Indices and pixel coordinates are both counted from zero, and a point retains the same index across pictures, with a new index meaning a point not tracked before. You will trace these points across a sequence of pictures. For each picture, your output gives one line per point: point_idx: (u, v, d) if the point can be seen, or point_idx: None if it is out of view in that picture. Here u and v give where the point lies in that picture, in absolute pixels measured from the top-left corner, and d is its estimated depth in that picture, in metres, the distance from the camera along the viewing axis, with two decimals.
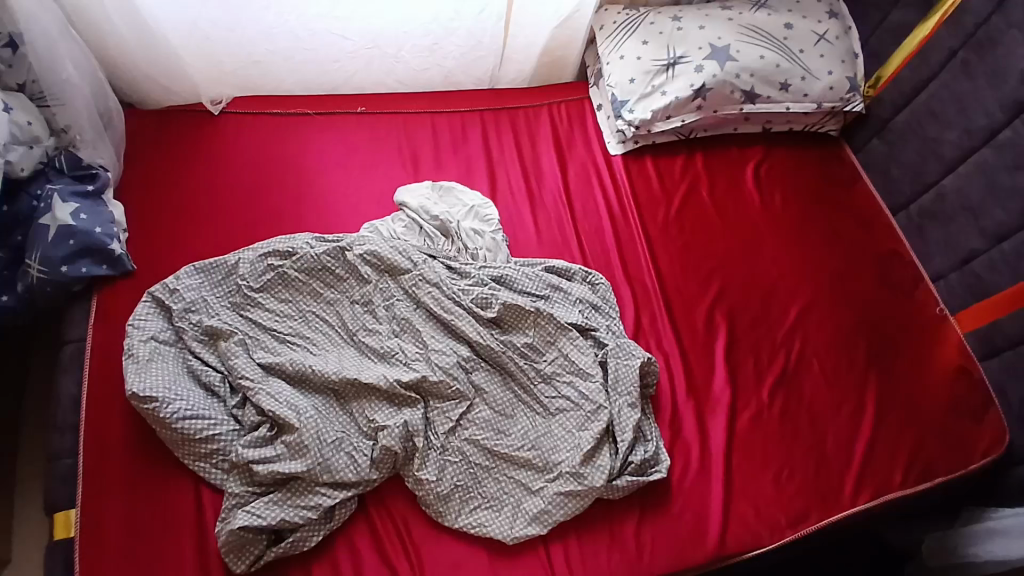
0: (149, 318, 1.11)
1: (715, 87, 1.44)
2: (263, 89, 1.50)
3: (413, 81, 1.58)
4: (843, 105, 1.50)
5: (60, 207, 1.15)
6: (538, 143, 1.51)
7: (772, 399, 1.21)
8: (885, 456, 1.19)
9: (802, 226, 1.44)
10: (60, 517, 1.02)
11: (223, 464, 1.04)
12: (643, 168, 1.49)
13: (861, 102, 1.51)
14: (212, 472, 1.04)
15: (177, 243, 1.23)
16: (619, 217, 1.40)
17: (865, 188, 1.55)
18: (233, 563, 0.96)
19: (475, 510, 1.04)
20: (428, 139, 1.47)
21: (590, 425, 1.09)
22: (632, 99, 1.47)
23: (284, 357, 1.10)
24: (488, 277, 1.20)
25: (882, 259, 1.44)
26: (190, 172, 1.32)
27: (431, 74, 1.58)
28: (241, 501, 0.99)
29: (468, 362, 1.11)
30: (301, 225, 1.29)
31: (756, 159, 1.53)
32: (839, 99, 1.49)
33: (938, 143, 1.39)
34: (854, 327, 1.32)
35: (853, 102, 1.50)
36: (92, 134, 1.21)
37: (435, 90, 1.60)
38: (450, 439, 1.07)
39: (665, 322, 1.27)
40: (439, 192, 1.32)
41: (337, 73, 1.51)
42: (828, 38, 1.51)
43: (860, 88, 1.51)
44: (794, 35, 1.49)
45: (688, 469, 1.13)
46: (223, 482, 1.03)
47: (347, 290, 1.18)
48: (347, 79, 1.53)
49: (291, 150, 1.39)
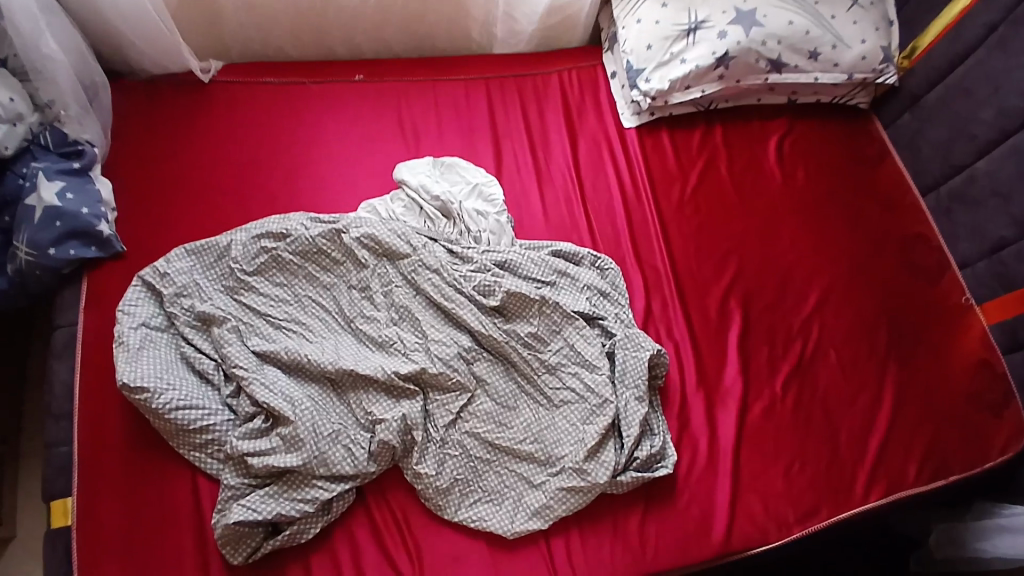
0: (141, 303, 1.08)
1: (738, 56, 1.34)
2: (264, 42, 1.44)
3: (414, 34, 1.50)
4: (875, 77, 1.40)
5: (45, 187, 1.10)
6: (547, 115, 1.42)
7: (785, 393, 1.17)
8: (899, 452, 1.15)
9: (824, 207, 1.36)
10: (59, 506, 1.01)
11: (219, 453, 1.02)
12: (658, 143, 1.40)
13: (894, 74, 1.40)
14: (209, 462, 1.02)
15: (169, 224, 1.19)
16: (631, 196, 1.33)
17: (892, 165, 1.45)
18: (230, 556, 0.95)
19: (475, 504, 1.02)
20: (430, 111, 1.39)
21: (596, 419, 1.05)
22: (649, 68, 1.37)
23: (278, 346, 1.06)
24: (492, 262, 1.14)
25: (908, 242, 1.36)
26: (183, 145, 1.26)
27: (428, 23, 1.49)
28: (237, 493, 0.98)
29: (469, 352, 1.07)
30: (296, 203, 1.24)
31: (779, 133, 1.44)
32: (871, 69, 1.39)
33: (972, 121, 1.30)
34: (875, 317, 1.26)
35: (886, 74, 1.40)
36: (78, 109, 1.15)
37: (438, 48, 1.53)
38: (449, 432, 1.04)
39: (678, 309, 1.21)
40: (441, 168, 1.25)
41: (337, 17, 1.43)
42: (863, 2, 1.40)
43: (894, 58, 1.40)
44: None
45: (695, 462, 1.10)
46: (219, 471, 1.01)
47: (344, 275, 1.14)
48: (347, 26, 1.45)
49: (286, 122, 1.32)
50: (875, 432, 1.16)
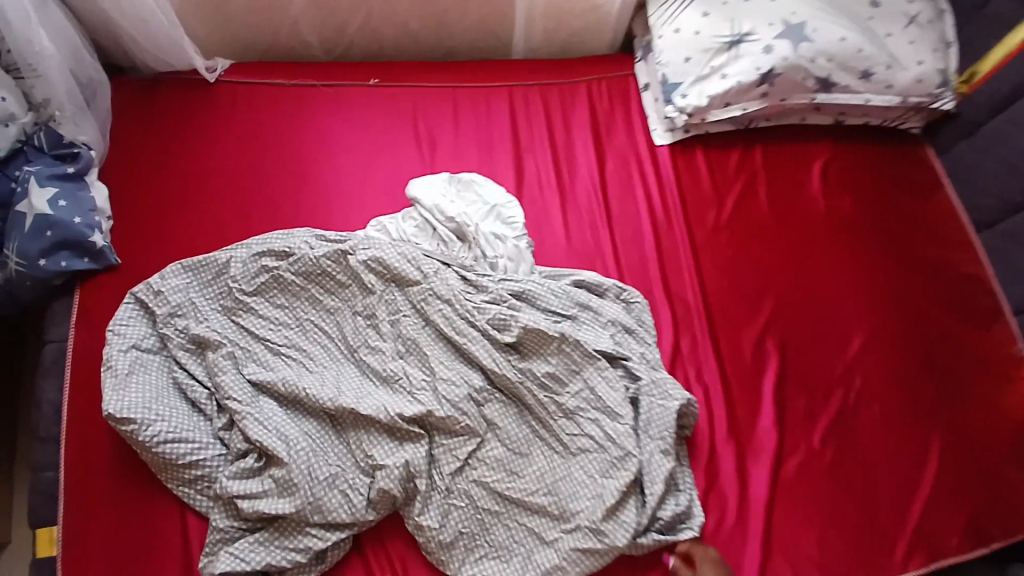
0: (132, 322, 1.00)
1: (784, 72, 1.24)
2: (278, 32, 1.36)
3: (436, 26, 1.41)
4: (931, 101, 1.29)
5: (36, 193, 1.03)
6: (573, 128, 1.33)
7: (823, 446, 1.07)
8: (943, 516, 1.05)
9: (870, 240, 1.26)
10: (43, 535, 0.93)
11: (208, 491, 0.94)
12: (691, 163, 1.30)
13: (951, 100, 1.29)
14: (196, 500, 0.94)
15: (166, 236, 1.11)
16: (661, 220, 1.23)
17: (944, 197, 1.34)
18: None
19: (481, 559, 0.93)
20: (447, 120, 1.30)
21: (615, 473, 0.97)
22: (686, 82, 1.28)
23: (275, 377, 0.98)
24: (509, 293, 1.05)
25: (958, 282, 1.25)
26: (185, 151, 1.18)
27: (449, 13, 1.39)
28: (225, 538, 0.90)
29: (481, 393, 0.99)
30: (302, 217, 1.15)
31: (822, 157, 1.33)
32: (927, 94, 1.28)
33: None
34: (921, 364, 1.16)
35: (942, 99, 1.29)
36: (74, 108, 1.08)
37: (462, 39, 1.45)
38: (456, 480, 0.96)
39: (709, 348, 1.12)
40: (457, 185, 1.16)
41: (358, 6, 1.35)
42: (919, 21, 1.30)
43: (952, 83, 1.29)
44: (879, 16, 1.29)
45: (722, 521, 1.00)
46: (207, 511, 0.93)
47: (349, 300, 1.05)
48: (366, 16, 1.37)
49: (295, 128, 1.24)
50: (920, 492, 1.06)
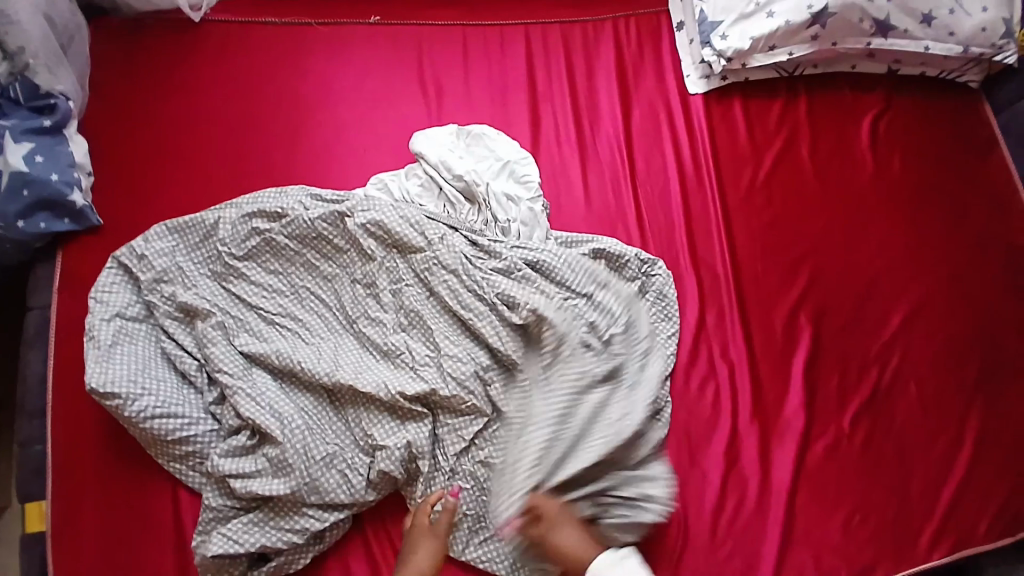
0: (115, 289, 0.94)
1: (839, 12, 1.09)
2: None
3: None
4: (992, 54, 1.14)
5: (12, 149, 0.95)
6: (596, 74, 1.20)
7: (854, 430, 1.00)
8: (979, 505, 0.98)
9: (920, 204, 1.14)
10: (33, 509, 0.92)
11: (201, 468, 0.90)
12: (726, 115, 1.18)
13: (1014, 54, 1.14)
14: (190, 476, 0.90)
15: (151, 193, 1.03)
16: (690, 180, 1.12)
17: (1004, 156, 1.21)
18: None
19: (485, 542, 0.89)
20: (456, 64, 1.17)
21: (634, 457, 0.90)
22: (727, 21, 1.14)
23: (266, 349, 0.92)
24: (521, 261, 0.97)
25: (1015, 252, 1.13)
26: (171, 99, 1.09)
27: None
28: (220, 517, 0.86)
29: (488, 371, 0.92)
30: (298, 173, 1.06)
31: (873, 110, 1.20)
32: (989, 45, 1.13)
33: None
34: (967, 343, 1.07)
35: (1005, 52, 1.14)
36: (49, 56, 0.99)
37: None
38: (460, 461, 0.90)
39: (736, 323, 1.03)
40: (466, 139, 1.06)
41: None
42: None
43: (1016, 33, 1.13)
44: None
45: (742, 508, 0.95)
46: (200, 487, 0.90)
47: (347, 266, 0.98)
48: None
49: (289, 72, 1.13)
50: (957, 482, 0.98)
